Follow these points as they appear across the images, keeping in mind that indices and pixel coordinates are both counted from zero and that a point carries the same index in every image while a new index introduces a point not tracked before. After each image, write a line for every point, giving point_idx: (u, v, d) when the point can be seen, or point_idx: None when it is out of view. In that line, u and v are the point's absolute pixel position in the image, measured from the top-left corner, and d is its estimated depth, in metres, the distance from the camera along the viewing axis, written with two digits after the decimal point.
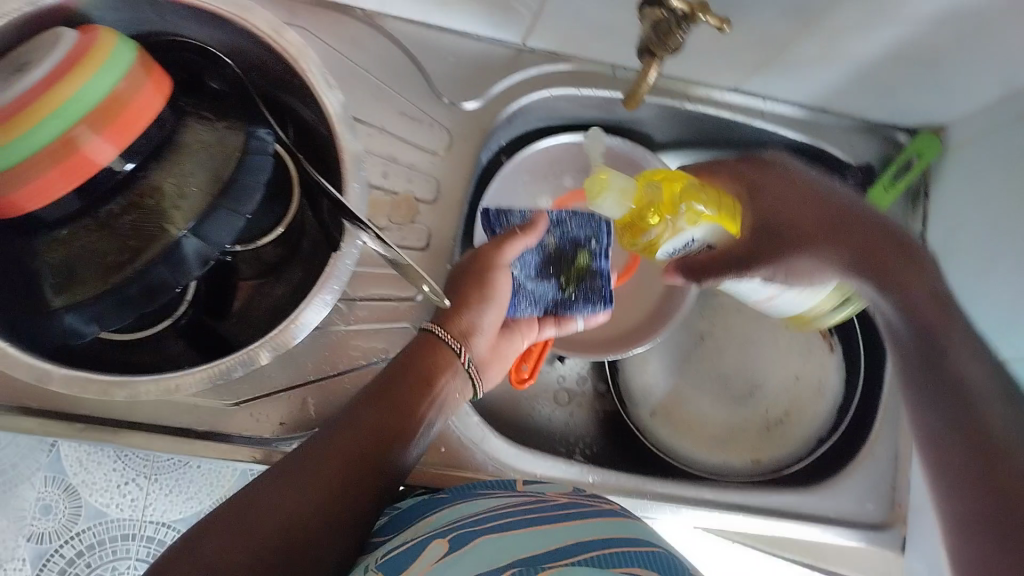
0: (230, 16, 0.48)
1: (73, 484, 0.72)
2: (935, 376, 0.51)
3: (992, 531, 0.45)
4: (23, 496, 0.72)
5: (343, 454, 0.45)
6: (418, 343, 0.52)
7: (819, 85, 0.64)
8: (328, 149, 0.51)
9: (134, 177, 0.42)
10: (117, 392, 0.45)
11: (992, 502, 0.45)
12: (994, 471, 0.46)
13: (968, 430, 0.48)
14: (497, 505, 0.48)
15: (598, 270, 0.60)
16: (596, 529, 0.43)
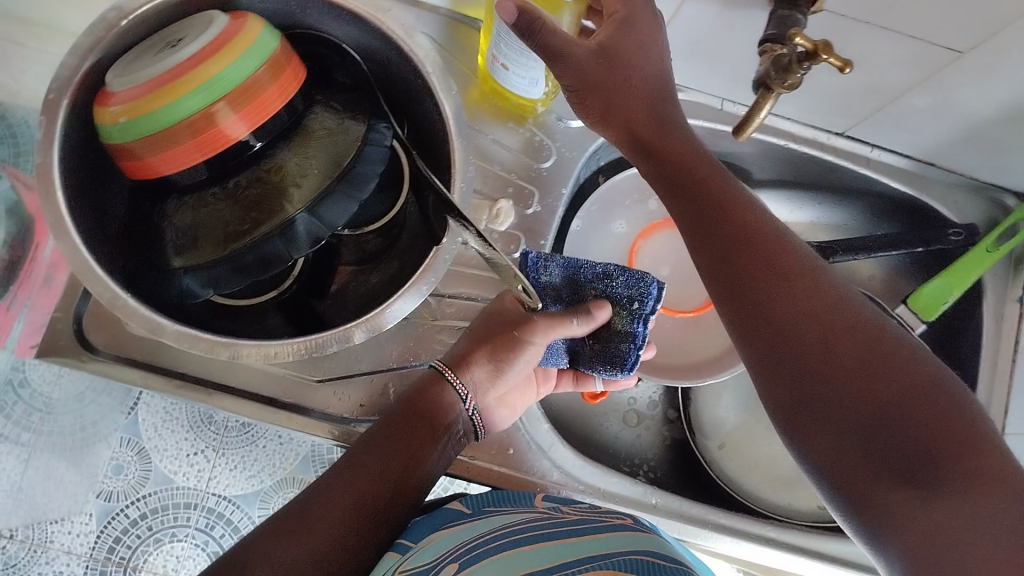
0: (367, 15, 0.51)
1: (146, 448, 0.72)
2: (724, 263, 0.48)
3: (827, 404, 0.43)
4: (98, 453, 0.71)
5: (351, 494, 0.49)
6: (424, 380, 0.54)
7: (929, 138, 0.63)
8: (438, 149, 0.54)
9: (264, 155, 0.46)
10: (221, 351, 0.47)
11: (809, 382, 0.43)
12: (790, 345, 0.44)
13: (771, 336, 0.45)
14: (511, 520, 0.49)
15: (631, 333, 0.56)
16: (603, 544, 0.44)
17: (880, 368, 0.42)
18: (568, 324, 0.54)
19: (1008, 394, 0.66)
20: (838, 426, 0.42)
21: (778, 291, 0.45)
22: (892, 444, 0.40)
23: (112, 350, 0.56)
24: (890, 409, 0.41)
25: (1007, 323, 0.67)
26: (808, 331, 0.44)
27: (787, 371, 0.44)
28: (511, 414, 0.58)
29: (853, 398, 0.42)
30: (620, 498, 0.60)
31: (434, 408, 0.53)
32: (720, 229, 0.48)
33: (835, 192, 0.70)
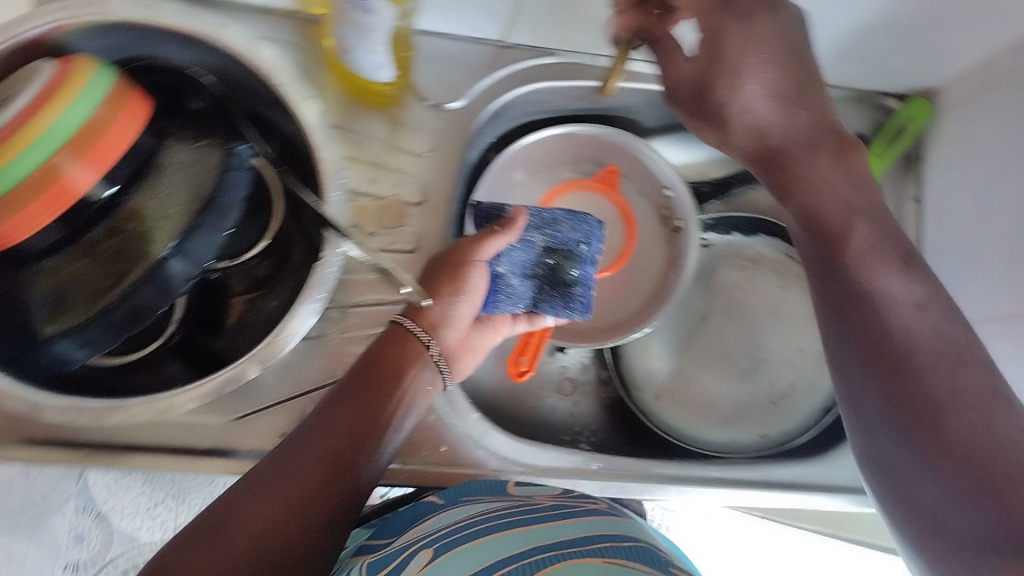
0: (203, 36, 0.49)
1: (103, 510, 0.70)
2: (854, 322, 0.50)
3: (937, 451, 0.44)
4: (55, 526, 0.69)
5: (328, 449, 0.47)
6: (386, 336, 0.53)
7: None
8: (306, 161, 0.52)
9: (116, 202, 0.43)
10: (110, 416, 0.47)
11: (918, 431, 0.46)
12: (921, 406, 0.46)
13: (906, 390, 0.47)
14: (480, 509, 0.52)
15: (578, 273, 0.59)
16: (583, 526, 0.49)
17: (971, 424, 0.44)
18: (494, 238, 0.55)
19: None
20: (937, 474, 0.44)
21: (921, 376, 0.46)
22: (969, 506, 0.42)
23: (9, 433, 0.53)
24: (1000, 466, 0.42)
25: (908, 222, 0.69)
26: (937, 396, 0.46)
27: (907, 415, 0.46)
28: (472, 360, 0.58)
29: (963, 455, 0.43)
30: (561, 471, 0.60)
31: (398, 361, 0.52)
32: (843, 281, 0.51)
33: None
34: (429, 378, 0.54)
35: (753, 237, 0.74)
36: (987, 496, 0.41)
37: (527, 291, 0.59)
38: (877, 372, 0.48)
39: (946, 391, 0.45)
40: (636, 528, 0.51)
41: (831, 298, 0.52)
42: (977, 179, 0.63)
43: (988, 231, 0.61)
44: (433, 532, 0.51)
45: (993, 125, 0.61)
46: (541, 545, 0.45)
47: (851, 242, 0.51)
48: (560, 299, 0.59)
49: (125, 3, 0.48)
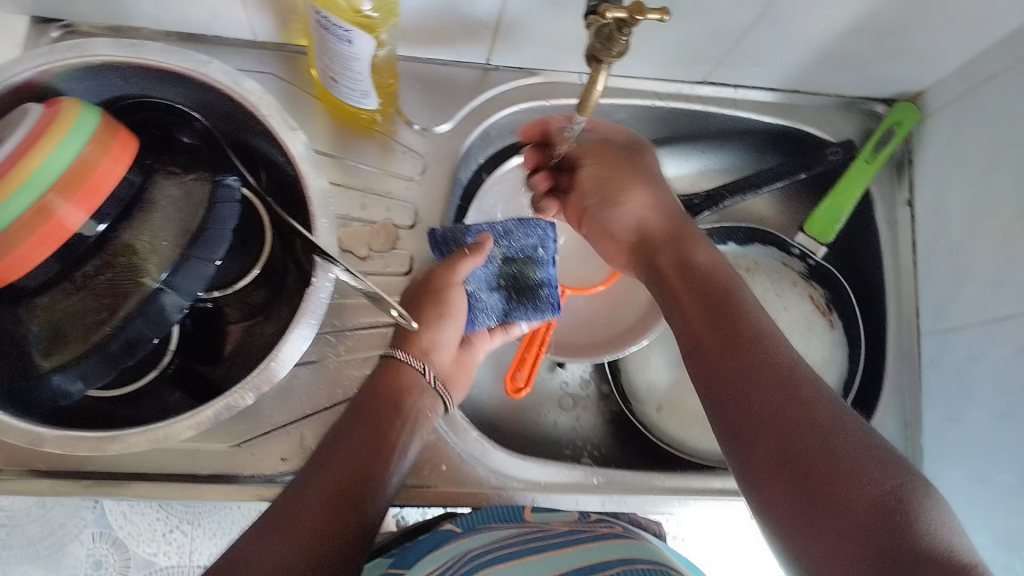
0: (188, 72, 0.50)
1: (119, 537, 0.75)
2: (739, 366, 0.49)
3: (811, 505, 0.42)
4: (75, 553, 0.75)
5: (340, 491, 0.47)
6: (380, 369, 0.54)
7: (789, 67, 0.64)
8: (294, 190, 0.53)
9: (107, 237, 0.44)
10: (108, 446, 0.47)
11: (801, 486, 0.43)
12: (807, 456, 0.44)
13: (790, 438, 0.45)
14: (499, 536, 0.54)
15: (545, 277, 0.61)
16: (601, 554, 0.50)
17: (852, 474, 0.42)
18: (466, 258, 0.56)
19: (917, 294, 0.68)
20: (826, 525, 0.41)
21: (803, 424, 0.45)
22: (815, 477, 0.43)
23: (14, 465, 0.54)
24: (869, 522, 0.40)
25: (901, 226, 0.69)
26: (817, 445, 0.44)
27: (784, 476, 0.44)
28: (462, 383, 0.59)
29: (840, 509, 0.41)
30: (563, 486, 0.60)
31: (396, 392, 0.53)
32: (708, 321, 0.53)
33: (713, 138, 0.71)
34: (428, 403, 0.55)
35: (747, 247, 0.71)
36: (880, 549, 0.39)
37: (496, 302, 0.61)
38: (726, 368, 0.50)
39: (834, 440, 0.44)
40: (660, 553, 0.52)
41: (722, 362, 0.50)
42: (969, 180, 0.63)
43: (982, 232, 0.61)
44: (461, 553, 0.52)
45: (982, 126, 0.61)
46: (568, 573, 0.47)
47: (739, 291, 0.55)
48: (529, 304, 0.60)
49: (110, 46, 0.49)
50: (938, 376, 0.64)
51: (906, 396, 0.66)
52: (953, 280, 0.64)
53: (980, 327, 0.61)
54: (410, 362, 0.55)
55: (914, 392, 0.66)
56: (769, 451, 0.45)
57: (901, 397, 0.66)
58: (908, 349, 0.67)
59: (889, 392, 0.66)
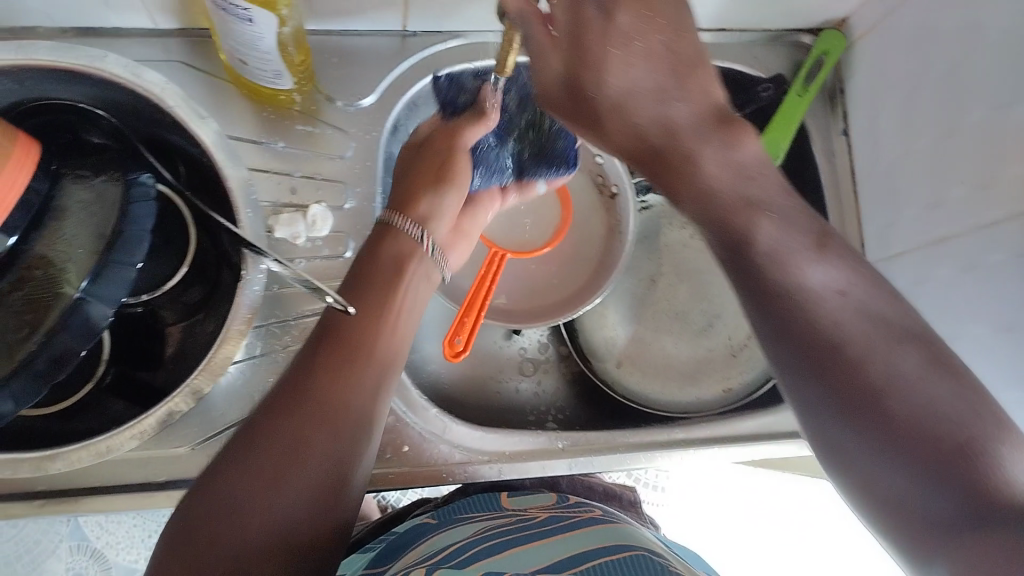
0: (84, 70, 0.48)
1: (98, 547, 0.75)
2: (757, 290, 0.45)
3: (855, 429, 0.40)
4: (53, 568, 0.74)
5: (284, 439, 0.43)
6: (377, 234, 0.55)
7: (711, 6, 0.63)
8: (213, 181, 0.52)
9: (18, 250, 0.41)
10: (50, 465, 0.45)
11: (847, 411, 0.40)
12: (851, 387, 0.40)
13: (834, 367, 0.41)
14: (481, 528, 0.55)
15: (553, 137, 0.63)
16: (583, 539, 0.51)
17: (910, 410, 0.38)
18: (470, 130, 0.60)
19: (860, 223, 0.68)
20: (867, 450, 0.40)
21: (853, 368, 0.41)
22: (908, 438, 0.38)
23: None
24: (922, 449, 0.37)
25: (839, 156, 0.69)
26: (872, 392, 0.40)
27: (842, 410, 0.41)
28: (467, 242, 0.63)
29: (892, 443, 0.38)
30: (527, 454, 0.60)
31: (395, 255, 0.54)
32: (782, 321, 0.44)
33: None
34: (427, 270, 0.56)
35: None
36: (919, 462, 0.37)
37: (506, 159, 0.64)
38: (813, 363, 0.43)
39: (878, 373, 0.40)
40: (639, 537, 0.53)
41: (753, 295, 0.45)
42: (900, 102, 0.63)
43: (917, 154, 0.61)
44: (453, 542, 0.53)
45: (906, 47, 0.61)
46: (566, 558, 0.48)
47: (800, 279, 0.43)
48: (540, 162, 0.64)
49: None
50: None
51: None
52: (892, 205, 0.64)
53: (922, 249, 0.61)
54: (362, 290, 0.52)
55: None
56: (849, 419, 0.40)
57: None
58: None
59: None
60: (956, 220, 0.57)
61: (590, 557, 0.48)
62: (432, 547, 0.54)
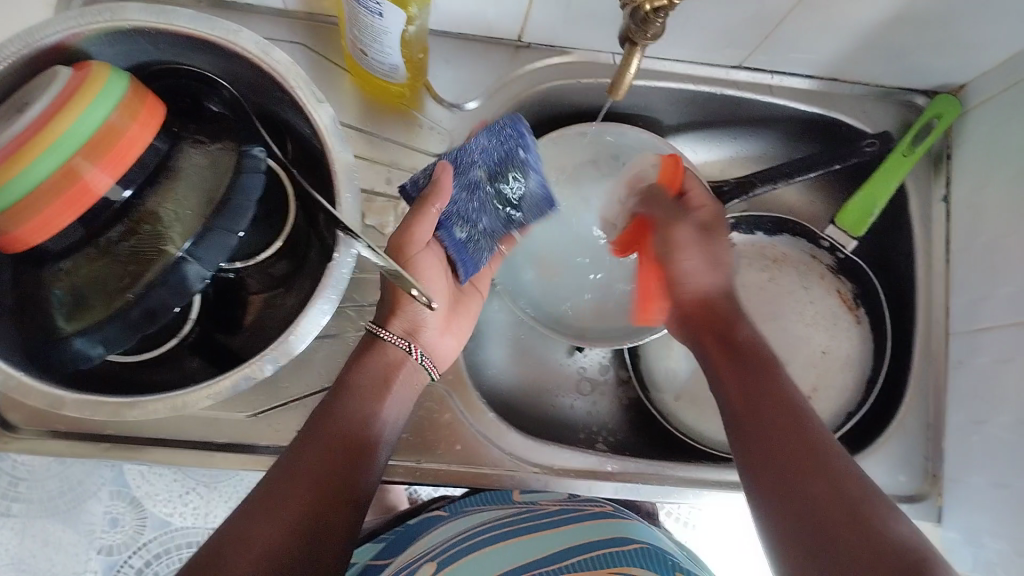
0: (217, 40, 0.49)
1: (136, 496, 0.74)
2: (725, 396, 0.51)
3: (771, 504, 0.44)
4: (91, 511, 0.73)
5: (308, 474, 0.46)
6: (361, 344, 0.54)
7: (827, 55, 0.62)
8: (319, 162, 0.53)
9: (131, 204, 0.43)
10: (128, 412, 0.47)
11: (772, 490, 0.44)
12: (769, 468, 0.45)
13: (770, 453, 0.46)
14: (488, 520, 0.57)
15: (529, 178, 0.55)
16: (581, 532, 0.52)
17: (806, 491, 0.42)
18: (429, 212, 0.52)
19: (947, 293, 0.66)
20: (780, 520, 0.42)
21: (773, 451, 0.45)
22: (805, 496, 0.42)
23: (33, 426, 0.55)
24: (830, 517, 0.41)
25: (935, 223, 0.68)
26: (792, 471, 0.44)
27: (767, 489, 0.44)
28: (456, 339, 0.59)
29: (798, 517, 0.42)
30: (576, 472, 0.60)
31: (381, 363, 0.53)
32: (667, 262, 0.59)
33: (744, 123, 0.70)
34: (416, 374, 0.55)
35: (776, 237, 0.73)
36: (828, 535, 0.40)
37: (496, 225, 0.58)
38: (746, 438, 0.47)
39: (793, 464, 0.44)
40: (652, 534, 0.54)
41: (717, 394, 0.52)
42: (1006, 178, 0.61)
43: (1018, 233, 0.59)
44: (455, 535, 0.55)
45: (1023, 123, 0.60)
46: (560, 551, 0.49)
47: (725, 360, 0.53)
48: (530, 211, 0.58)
49: (141, 9, 0.48)
50: (965, 376, 0.63)
51: (929, 396, 0.65)
52: (985, 280, 0.62)
53: (1010, 329, 0.59)
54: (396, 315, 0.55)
55: (939, 392, 0.65)
56: (768, 489, 0.44)
57: (925, 395, 0.65)
58: (935, 349, 0.66)
59: (914, 390, 0.66)
60: None
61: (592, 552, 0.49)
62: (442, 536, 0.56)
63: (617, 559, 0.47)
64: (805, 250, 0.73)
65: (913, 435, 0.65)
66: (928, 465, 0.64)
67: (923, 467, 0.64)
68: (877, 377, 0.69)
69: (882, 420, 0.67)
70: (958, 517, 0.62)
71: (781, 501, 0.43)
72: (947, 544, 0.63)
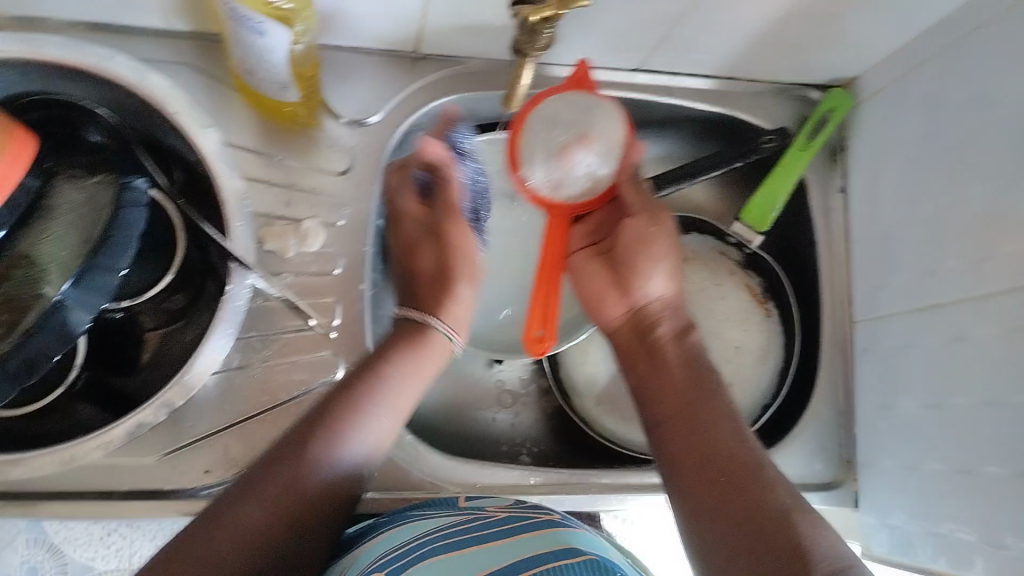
0: (89, 67, 0.48)
1: (55, 542, 0.61)
2: (661, 371, 0.56)
3: (718, 488, 0.47)
4: (5, 561, 0.61)
5: (302, 472, 0.46)
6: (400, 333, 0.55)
7: (720, 55, 0.63)
8: (206, 188, 0.52)
9: (2, 247, 0.40)
10: (12, 469, 0.45)
11: (719, 477, 0.48)
12: (717, 457, 0.49)
13: (710, 443, 0.50)
14: (439, 525, 0.51)
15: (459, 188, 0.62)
16: (528, 546, 0.46)
17: (750, 490, 0.46)
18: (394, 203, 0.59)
19: (850, 283, 0.68)
20: (711, 492, 0.48)
21: (715, 440, 0.50)
22: (744, 499, 0.46)
23: None
24: (776, 518, 0.44)
25: (835, 213, 0.69)
26: (735, 460, 0.48)
27: (711, 476, 0.48)
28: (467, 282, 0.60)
29: (741, 509, 0.46)
30: (499, 489, 0.60)
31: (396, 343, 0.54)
32: (625, 255, 0.59)
33: (648, 124, 0.70)
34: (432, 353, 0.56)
35: (685, 235, 0.74)
36: (776, 531, 0.44)
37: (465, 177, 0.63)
38: (683, 439, 0.51)
39: (738, 454, 0.48)
40: (606, 545, 0.49)
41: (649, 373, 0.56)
42: (897, 168, 0.63)
43: (911, 222, 0.61)
44: (411, 537, 0.50)
45: (909, 114, 0.62)
46: (529, 559, 0.45)
47: (682, 340, 0.57)
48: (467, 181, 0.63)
49: (3, 38, 0.46)
50: (872, 361, 0.65)
51: (840, 384, 0.67)
52: (885, 267, 0.64)
53: (910, 313, 0.61)
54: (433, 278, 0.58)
55: (849, 377, 0.67)
56: (713, 472, 0.48)
57: (836, 383, 0.67)
58: (842, 338, 0.68)
59: (825, 378, 0.67)
60: (948, 289, 0.57)
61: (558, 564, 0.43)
62: (383, 543, 0.50)
63: None
64: (712, 247, 0.75)
65: (827, 424, 0.66)
66: (844, 452, 0.66)
67: (840, 454, 0.66)
68: (790, 368, 0.70)
69: (798, 412, 0.68)
70: (874, 501, 0.63)
71: (724, 485, 0.47)
72: (865, 529, 0.64)
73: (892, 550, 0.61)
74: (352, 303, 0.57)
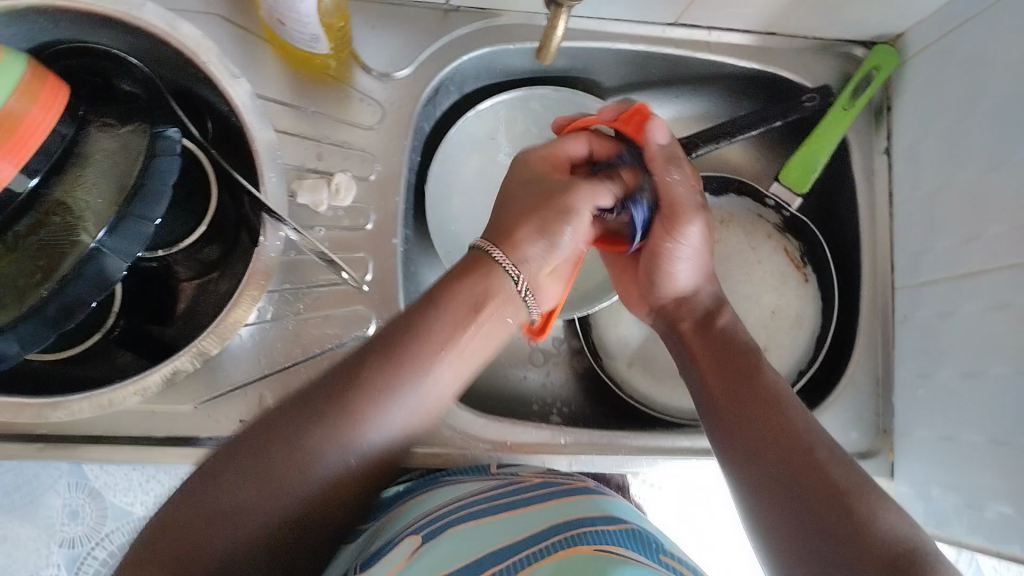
0: (121, 16, 0.48)
1: (96, 487, 0.63)
2: (707, 354, 0.55)
3: (769, 472, 0.48)
4: (48, 505, 0.63)
5: (317, 433, 0.44)
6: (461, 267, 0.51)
7: (763, 9, 0.61)
8: (239, 139, 0.52)
9: (39, 195, 0.40)
10: (50, 413, 0.46)
11: (768, 463, 0.48)
12: (766, 440, 0.49)
13: (761, 424, 0.50)
14: (469, 490, 0.51)
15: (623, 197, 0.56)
16: (556, 512, 0.46)
17: (802, 475, 0.46)
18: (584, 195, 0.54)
19: (891, 247, 0.66)
20: (762, 480, 0.48)
21: (764, 423, 0.50)
22: (797, 489, 0.46)
23: None
24: (827, 512, 0.44)
25: (878, 175, 0.67)
26: (784, 445, 0.48)
27: (761, 465, 0.48)
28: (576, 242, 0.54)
29: (793, 498, 0.46)
30: (527, 447, 0.60)
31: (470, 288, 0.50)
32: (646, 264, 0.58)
33: (688, 82, 0.69)
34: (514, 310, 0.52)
35: (722, 197, 0.74)
36: (835, 527, 0.43)
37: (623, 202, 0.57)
38: (731, 401, 0.52)
39: (789, 437, 0.48)
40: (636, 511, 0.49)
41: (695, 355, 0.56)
42: (943, 128, 0.61)
43: (957, 185, 0.59)
44: (442, 503, 0.50)
45: (959, 73, 0.59)
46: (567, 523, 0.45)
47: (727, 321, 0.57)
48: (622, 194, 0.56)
49: None
50: (909, 328, 0.63)
51: (877, 350, 0.66)
52: (927, 230, 0.62)
53: (952, 280, 0.59)
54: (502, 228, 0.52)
55: (887, 343, 0.65)
56: (763, 457, 0.48)
57: (872, 350, 0.66)
58: (881, 302, 0.66)
59: (862, 344, 0.66)
60: (993, 254, 0.55)
61: (590, 526, 0.44)
62: (413, 510, 0.51)
63: (598, 539, 0.42)
64: (750, 209, 0.74)
65: (862, 389, 0.65)
66: (879, 419, 0.65)
67: (874, 421, 0.64)
68: (826, 334, 0.69)
69: (833, 377, 0.67)
70: (909, 470, 0.62)
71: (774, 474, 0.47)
72: (899, 496, 0.63)
73: (926, 519, 0.61)
74: (385, 259, 0.57)
